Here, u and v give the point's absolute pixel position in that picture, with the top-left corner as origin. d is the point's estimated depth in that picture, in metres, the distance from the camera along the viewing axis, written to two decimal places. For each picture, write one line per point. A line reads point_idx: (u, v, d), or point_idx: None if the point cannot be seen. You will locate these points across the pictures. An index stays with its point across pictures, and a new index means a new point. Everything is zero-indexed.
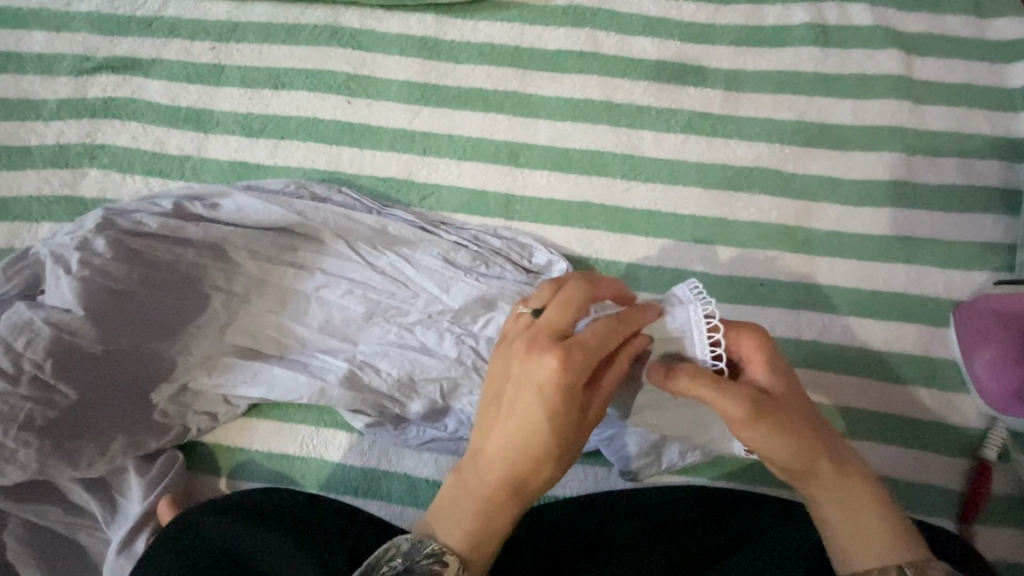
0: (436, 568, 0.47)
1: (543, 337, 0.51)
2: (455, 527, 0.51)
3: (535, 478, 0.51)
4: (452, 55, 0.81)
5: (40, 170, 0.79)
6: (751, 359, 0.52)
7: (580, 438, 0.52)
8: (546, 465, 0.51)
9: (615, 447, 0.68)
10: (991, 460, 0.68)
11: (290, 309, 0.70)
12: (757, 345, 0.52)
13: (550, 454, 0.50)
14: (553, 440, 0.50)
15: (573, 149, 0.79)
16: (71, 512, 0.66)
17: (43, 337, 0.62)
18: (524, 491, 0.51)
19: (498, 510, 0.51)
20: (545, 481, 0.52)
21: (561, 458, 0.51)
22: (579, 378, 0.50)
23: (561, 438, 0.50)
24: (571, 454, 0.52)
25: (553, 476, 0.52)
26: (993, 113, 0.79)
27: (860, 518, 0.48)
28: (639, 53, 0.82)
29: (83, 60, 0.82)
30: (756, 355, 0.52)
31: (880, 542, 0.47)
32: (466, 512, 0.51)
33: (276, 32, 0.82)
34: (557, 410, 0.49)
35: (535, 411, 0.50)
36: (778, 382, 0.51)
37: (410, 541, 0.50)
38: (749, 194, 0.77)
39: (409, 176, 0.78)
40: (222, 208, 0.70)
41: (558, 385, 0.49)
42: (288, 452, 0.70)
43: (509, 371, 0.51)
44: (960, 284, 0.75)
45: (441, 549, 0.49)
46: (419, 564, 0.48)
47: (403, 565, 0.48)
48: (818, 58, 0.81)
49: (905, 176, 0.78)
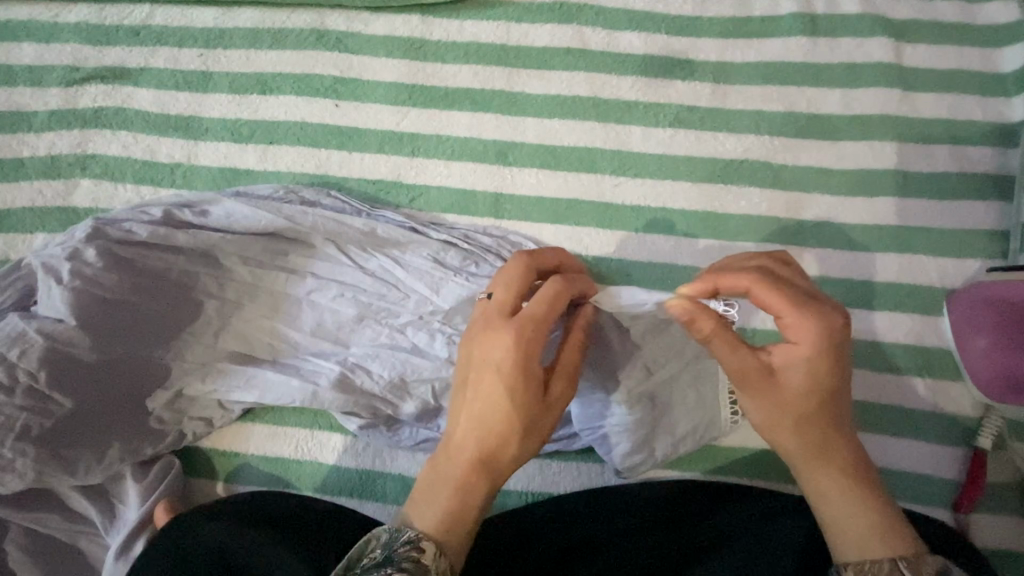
0: (413, 555, 0.48)
1: (498, 317, 0.53)
2: (435, 513, 0.51)
3: (504, 453, 0.52)
4: (439, 55, 0.81)
5: (33, 181, 0.80)
6: (800, 343, 0.50)
7: (544, 414, 0.53)
8: (513, 440, 0.52)
9: (608, 443, 0.67)
10: (986, 449, 0.68)
11: (282, 313, 0.71)
12: (813, 333, 0.50)
13: (515, 428, 0.52)
14: (516, 413, 0.52)
15: (561, 146, 0.78)
16: (70, 519, 0.67)
17: (36, 347, 0.62)
18: (497, 468, 0.52)
19: (473, 490, 0.52)
20: (514, 457, 0.53)
21: (528, 431, 0.52)
22: (528, 350, 0.52)
23: (521, 410, 0.52)
24: (539, 425, 0.53)
25: (524, 449, 0.53)
26: (985, 99, 0.78)
27: (843, 501, 0.50)
28: (626, 48, 0.81)
29: (73, 70, 0.82)
30: (807, 344, 0.50)
31: (861, 533, 0.49)
32: (441, 495, 0.51)
33: (263, 37, 0.83)
34: (517, 385, 0.51)
35: (495, 385, 0.52)
36: (811, 370, 0.50)
37: (389, 531, 0.50)
38: (739, 187, 0.77)
39: (397, 178, 0.78)
40: (211, 215, 0.71)
41: (514, 359, 0.51)
42: (283, 455, 0.70)
43: (469, 354, 0.53)
44: (953, 272, 0.74)
45: (417, 535, 0.50)
46: (398, 552, 0.48)
47: (382, 555, 0.48)
48: (806, 48, 0.80)
49: (897, 164, 0.77)
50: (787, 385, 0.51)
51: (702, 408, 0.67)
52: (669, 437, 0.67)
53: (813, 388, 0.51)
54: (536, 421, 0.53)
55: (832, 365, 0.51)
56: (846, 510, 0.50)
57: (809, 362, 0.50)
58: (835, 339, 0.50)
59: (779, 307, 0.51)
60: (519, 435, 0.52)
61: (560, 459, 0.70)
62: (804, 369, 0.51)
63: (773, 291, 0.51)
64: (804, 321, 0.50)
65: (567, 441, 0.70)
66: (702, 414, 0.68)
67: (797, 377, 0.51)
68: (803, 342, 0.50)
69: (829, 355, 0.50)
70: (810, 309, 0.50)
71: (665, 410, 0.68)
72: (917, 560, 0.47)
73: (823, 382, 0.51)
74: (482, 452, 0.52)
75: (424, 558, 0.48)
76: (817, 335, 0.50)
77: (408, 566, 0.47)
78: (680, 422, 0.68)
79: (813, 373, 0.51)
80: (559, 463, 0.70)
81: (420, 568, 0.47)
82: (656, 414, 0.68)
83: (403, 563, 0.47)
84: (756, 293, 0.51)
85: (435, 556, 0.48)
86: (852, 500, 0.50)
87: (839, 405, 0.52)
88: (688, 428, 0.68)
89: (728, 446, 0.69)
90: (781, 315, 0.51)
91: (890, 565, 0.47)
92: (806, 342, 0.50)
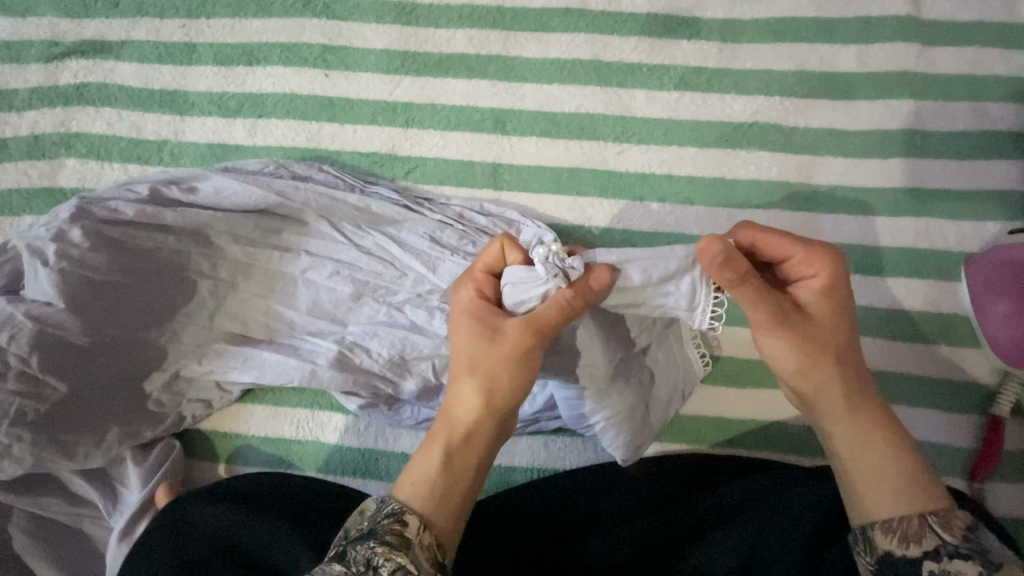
0: (397, 528, 0.47)
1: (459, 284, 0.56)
2: (415, 484, 0.50)
3: (465, 412, 0.52)
4: (432, 19, 0.77)
5: (17, 162, 0.77)
6: (813, 278, 0.51)
7: (499, 356, 0.51)
8: (471, 393, 0.51)
9: (603, 438, 0.63)
10: (1003, 417, 0.66)
11: (276, 291, 0.69)
12: (824, 263, 0.50)
13: (462, 371, 0.52)
14: (467, 362, 0.52)
15: (562, 113, 0.75)
16: (73, 502, 0.67)
17: (26, 332, 0.61)
18: (455, 419, 0.52)
19: (436, 451, 0.52)
20: (482, 414, 0.52)
21: (485, 381, 0.51)
22: (464, 300, 0.54)
23: (477, 362, 0.52)
24: (493, 370, 0.51)
25: (473, 394, 0.51)
26: (1009, 51, 0.74)
27: (864, 453, 0.49)
28: (628, 7, 0.77)
29: (52, 45, 0.79)
30: (819, 273, 0.51)
31: (887, 488, 0.47)
32: (416, 468, 0.51)
33: (246, 5, 0.79)
34: (460, 337, 0.53)
35: (460, 346, 0.53)
36: (829, 301, 0.51)
37: (378, 502, 0.51)
38: (748, 151, 0.74)
39: (392, 150, 0.75)
40: (200, 192, 0.68)
41: (457, 314, 0.54)
42: (284, 436, 0.69)
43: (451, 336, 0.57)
44: (971, 235, 0.71)
45: (401, 508, 0.49)
46: (381, 524, 0.48)
47: (368, 527, 0.48)
48: (820, 2, 0.76)
49: (914, 124, 0.73)
50: (805, 325, 0.50)
51: (674, 368, 0.65)
52: (655, 402, 0.64)
53: (829, 326, 0.51)
54: (499, 375, 0.51)
55: (844, 304, 0.51)
56: (868, 455, 0.49)
57: (824, 292, 0.51)
58: (843, 273, 0.51)
59: (786, 246, 0.51)
60: (464, 380, 0.52)
61: (565, 435, 0.69)
62: (815, 306, 0.51)
63: (776, 235, 0.51)
64: (812, 253, 0.51)
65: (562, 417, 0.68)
66: (675, 369, 0.65)
67: (809, 317, 0.51)
68: (814, 278, 0.51)
69: (839, 290, 0.51)
70: (813, 245, 0.51)
71: (642, 381, 0.63)
72: (945, 514, 0.46)
73: (840, 322, 0.51)
74: (449, 410, 0.53)
75: (408, 532, 0.47)
76: (831, 266, 0.51)
77: (391, 538, 0.46)
78: (661, 383, 0.64)
79: (825, 310, 0.51)
80: (564, 438, 0.69)
81: (403, 541, 0.46)
82: (641, 383, 0.63)
83: (385, 535, 0.47)
84: (760, 242, 0.51)
85: (418, 528, 0.48)
86: (875, 451, 0.49)
87: (853, 353, 0.51)
88: (669, 388, 0.65)
89: (737, 418, 0.68)
90: (788, 258, 0.51)
91: (919, 522, 0.46)
92: (820, 278, 0.51)
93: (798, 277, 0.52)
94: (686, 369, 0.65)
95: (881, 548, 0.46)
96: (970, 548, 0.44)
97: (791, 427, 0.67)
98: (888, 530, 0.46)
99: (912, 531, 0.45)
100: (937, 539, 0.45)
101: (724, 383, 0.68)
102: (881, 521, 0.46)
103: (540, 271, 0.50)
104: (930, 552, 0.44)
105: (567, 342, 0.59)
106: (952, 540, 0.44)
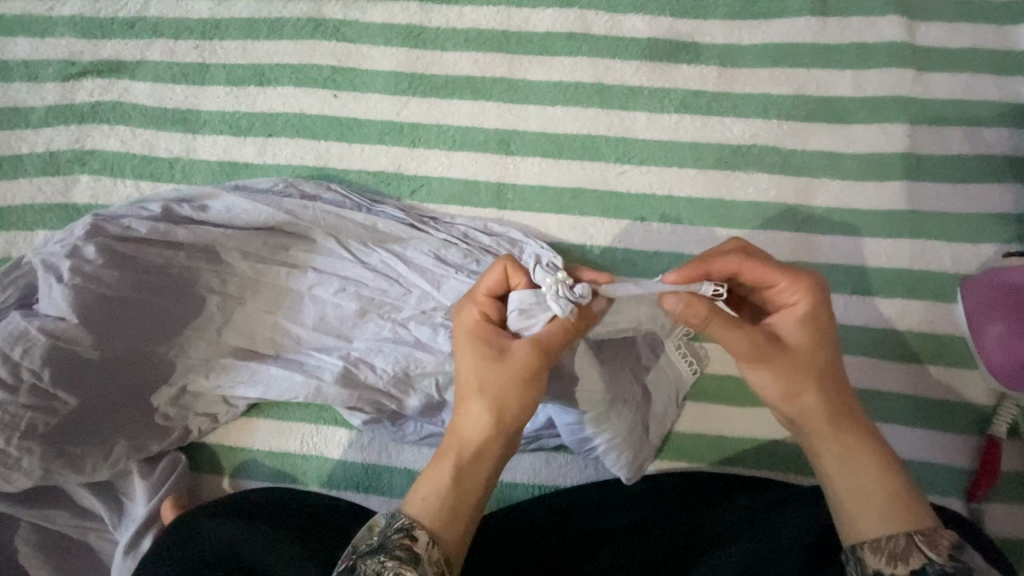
0: (407, 543, 0.48)
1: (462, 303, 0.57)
2: (424, 500, 0.51)
3: (474, 429, 0.52)
4: (439, 42, 0.80)
5: (32, 178, 0.79)
6: (796, 305, 0.52)
7: (506, 375, 0.51)
8: (477, 411, 0.52)
9: (607, 460, 0.64)
10: (1000, 437, 0.67)
11: (283, 307, 0.70)
12: (808, 291, 0.51)
13: (469, 390, 0.52)
14: (475, 381, 0.52)
15: (564, 135, 0.77)
16: (80, 515, 0.68)
17: (39, 346, 0.62)
18: (463, 438, 0.52)
19: (443, 468, 0.52)
20: (494, 431, 0.52)
21: (492, 400, 0.52)
22: (469, 320, 0.54)
23: (485, 381, 0.52)
24: (501, 388, 0.52)
25: (479, 412, 0.52)
26: (1002, 78, 0.76)
27: (860, 473, 0.49)
28: (630, 32, 0.79)
29: (69, 65, 0.82)
30: (801, 301, 0.51)
31: (876, 508, 0.48)
32: (424, 487, 0.52)
33: (258, 27, 0.81)
34: (466, 357, 0.53)
35: (466, 366, 0.53)
36: (813, 326, 0.51)
37: (387, 517, 0.51)
38: (747, 173, 0.75)
39: (398, 169, 0.77)
40: (211, 209, 0.70)
41: (462, 333, 0.54)
42: (288, 451, 0.70)
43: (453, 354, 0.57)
44: (967, 257, 0.72)
45: (411, 522, 0.50)
46: (391, 539, 0.49)
47: (379, 542, 0.49)
48: (816, 29, 0.78)
49: (909, 148, 0.75)
50: (791, 350, 0.51)
51: (666, 380, 0.68)
52: (651, 419, 0.67)
53: (818, 352, 0.51)
54: (508, 392, 0.52)
55: (827, 327, 0.52)
56: (866, 477, 0.49)
57: (810, 319, 0.51)
58: (825, 299, 0.52)
59: (769, 276, 0.52)
60: (471, 399, 0.52)
61: (566, 452, 0.70)
62: (801, 333, 0.51)
63: (758, 263, 0.52)
64: (794, 282, 0.52)
65: None
66: (666, 381, 0.68)
67: (796, 342, 0.51)
68: (798, 305, 0.52)
69: (822, 317, 0.52)
70: (795, 272, 0.52)
71: (638, 400, 0.65)
72: (931, 534, 0.46)
73: (823, 346, 0.51)
74: (456, 427, 0.53)
75: (416, 547, 0.48)
76: (813, 293, 0.52)
77: (401, 553, 0.47)
78: (654, 399, 0.67)
79: (811, 335, 0.51)
80: (565, 455, 0.70)
81: (412, 556, 0.47)
82: (638, 402, 0.65)
83: (395, 550, 0.47)
84: (745, 270, 0.52)
85: (429, 546, 0.49)
86: (873, 472, 0.49)
87: (840, 375, 0.52)
88: (663, 401, 0.68)
89: (736, 437, 0.68)
90: (774, 285, 0.52)
91: (905, 540, 0.46)
92: (802, 306, 0.51)
93: (782, 304, 0.53)
94: (677, 380, 0.68)
95: (869, 566, 0.46)
96: (956, 567, 0.44)
97: (791, 445, 0.68)
98: (876, 549, 0.46)
99: (899, 551, 0.46)
100: (922, 558, 0.45)
101: (724, 402, 0.69)
102: (869, 540, 0.47)
103: (552, 305, 0.52)
104: (916, 571, 0.45)
105: (568, 361, 0.60)
106: (938, 560, 0.45)
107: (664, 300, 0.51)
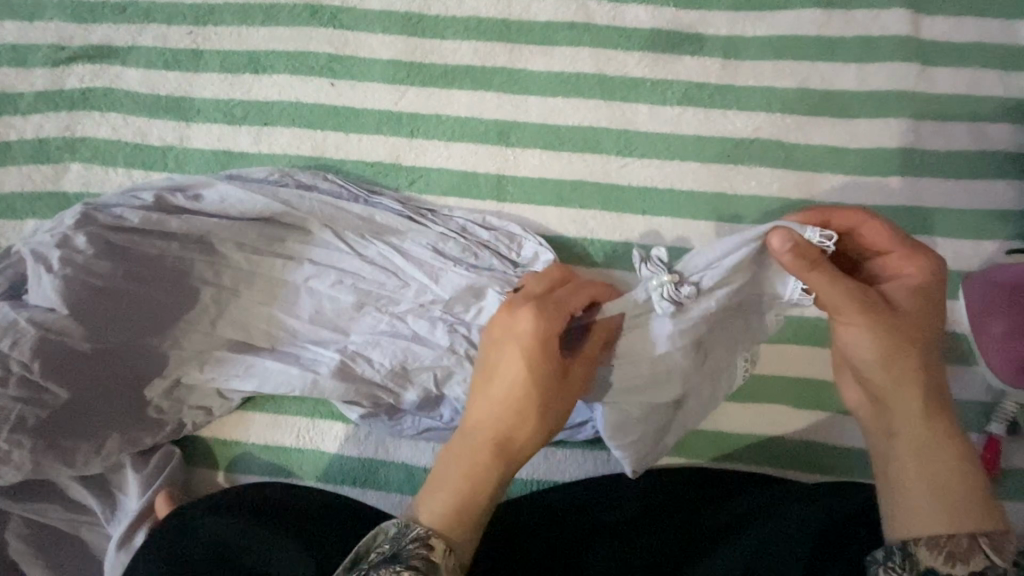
0: (424, 553, 0.47)
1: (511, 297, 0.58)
2: (439, 503, 0.51)
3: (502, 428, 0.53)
4: (438, 31, 0.78)
5: (21, 166, 0.77)
6: (909, 277, 0.53)
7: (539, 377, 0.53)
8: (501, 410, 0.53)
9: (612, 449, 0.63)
10: (999, 435, 0.67)
11: (279, 299, 0.69)
12: (919, 268, 0.53)
13: (508, 390, 0.53)
14: (514, 379, 0.53)
15: (565, 126, 0.76)
16: (71, 509, 0.67)
17: (29, 338, 0.61)
18: (494, 436, 0.53)
19: (473, 467, 0.52)
20: (523, 431, 0.53)
21: (517, 400, 0.53)
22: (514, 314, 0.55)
23: (518, 379, 0.53)
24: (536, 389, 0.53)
25: (507, 410, 0.53)
26: (1007, 73, 0.75)
27: (927, 466, 0.48)
28: (632, 22, 0.78)
29: (58, 49, 0.80)
30: (916, 274, 0.53)
31: (938, 506, 0.47)
32: (451, 486, 0.51)
33: (253, 13, 0.79)
34: (508, 349, 0.54)
35: (505, 362, 0.54)
36: (926, 299, 0.53)
37: (397, 527, 0.50)
38: (749, 166, 0.75)
39: (396, 159, 0.76)
40: (204, 199, 0.69)
41: (496, 327, 0.55)
42: (284, 445, 0.69)
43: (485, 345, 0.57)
44: (969, 254, 0.72)
45: (427, 532, 0.49)
46: (406, 550, 0.47)
47: (392, 551, 0.48)
48: (821, 21, 0.77)
49: (912, 143, 0.74)
50: (898, 317, 0.52)
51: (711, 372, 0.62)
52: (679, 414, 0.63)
53: (921, 326, 0.52)
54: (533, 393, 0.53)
55: (934, 304, 0.53)
56: (935, 472, 0.48)
57: (918, 292, 0.53)
58: (939, 280, 0.53)
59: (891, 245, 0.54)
60: (508, 399, 0.53)
61: (565, 447, 0.69)
62: (912, 305, 0.52)
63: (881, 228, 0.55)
64: (913, 258, 0.54)
65: (570, 432, 0.68)
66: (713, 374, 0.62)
67: (909, 309, 0.52)
68: (911, 277, 0.53)
69: (933, 295, 0.53)
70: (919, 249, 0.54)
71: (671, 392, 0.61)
72: (996, 537, 0.46)
73: (928, 319, 0.52)
74: (481, 421, 0.53)
75: (433, 556, 0.47)
76: (928, 270, 0.53)
77: (418, 564, 0.46)
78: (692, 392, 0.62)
79: (921, 306, 0.52)
80: (564, 451, 0.69)
81: (433, 566, 0.47)
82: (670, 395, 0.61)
83: (412, 562, 0.46)
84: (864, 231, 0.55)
85: (445, 553, 0.48)
86: (942, 468, 0.48)
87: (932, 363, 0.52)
88: (701, 396, 0.62)
89: (736, 433, 0.68)
90: (886, 253, 0.55)
91: (968, 542, 0.45)
92: (915, 278, 0.53)
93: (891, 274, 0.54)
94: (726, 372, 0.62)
95: (925, 564, 0.45)
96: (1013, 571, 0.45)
97: (790, 442, 0.68)
98: (934, 548, 0.45)
99: (961, 551, 0.45)
100: (983, 560, 0.45)
101: (724, 398, 0.68)
102: (928, 538, 0.46)
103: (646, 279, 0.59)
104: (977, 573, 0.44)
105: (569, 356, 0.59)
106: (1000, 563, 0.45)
107: (773, 240, 0.52)
